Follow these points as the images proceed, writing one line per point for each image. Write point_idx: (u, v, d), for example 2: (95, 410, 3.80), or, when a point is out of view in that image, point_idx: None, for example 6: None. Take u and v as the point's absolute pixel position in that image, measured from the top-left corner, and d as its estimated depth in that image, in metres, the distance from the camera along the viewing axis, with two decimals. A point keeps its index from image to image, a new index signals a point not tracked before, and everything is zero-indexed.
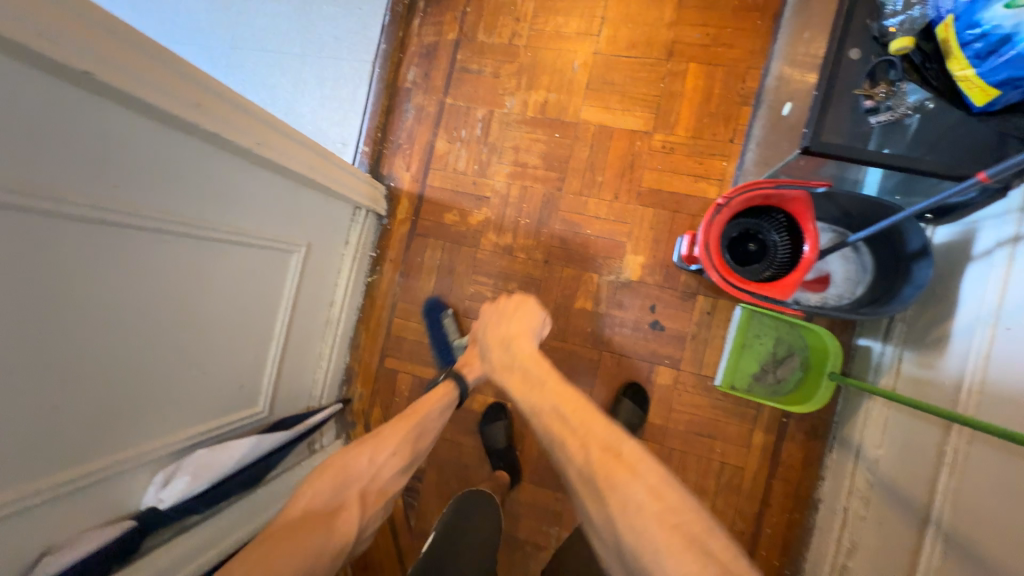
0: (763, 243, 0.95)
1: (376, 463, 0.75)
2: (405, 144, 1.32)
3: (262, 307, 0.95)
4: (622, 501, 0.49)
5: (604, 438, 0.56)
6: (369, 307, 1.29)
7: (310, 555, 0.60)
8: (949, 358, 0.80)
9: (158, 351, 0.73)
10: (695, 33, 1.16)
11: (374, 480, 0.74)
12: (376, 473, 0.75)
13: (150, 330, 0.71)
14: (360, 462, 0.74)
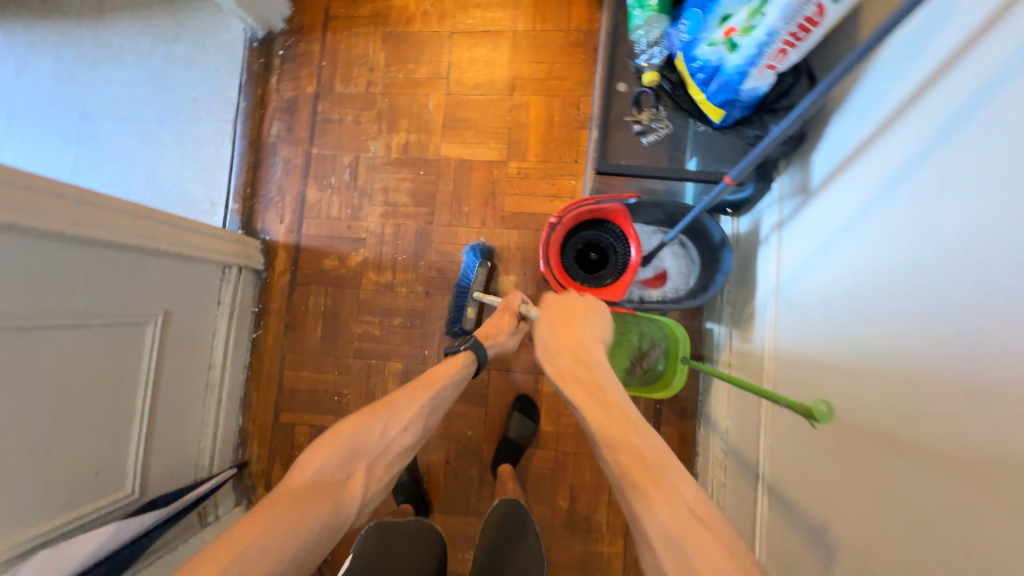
0: (602, 251, 1.04)
1: (387, 437, 0.73)
2: (276, 197, 1.32)
3: (118, 386, 0.91)
4: (662, 509, 0.52)
5: (645, 449, 0.59)
6: (257, 364, 1.27)
7: (302, 537, 0.59)
8: (756, 330, 0.92)
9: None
10: (532, 70, 1.28)
11: (384, 453, 0.73)
12: (386, 446, 0.73)
13: None
14: (372, 436, 0.72)
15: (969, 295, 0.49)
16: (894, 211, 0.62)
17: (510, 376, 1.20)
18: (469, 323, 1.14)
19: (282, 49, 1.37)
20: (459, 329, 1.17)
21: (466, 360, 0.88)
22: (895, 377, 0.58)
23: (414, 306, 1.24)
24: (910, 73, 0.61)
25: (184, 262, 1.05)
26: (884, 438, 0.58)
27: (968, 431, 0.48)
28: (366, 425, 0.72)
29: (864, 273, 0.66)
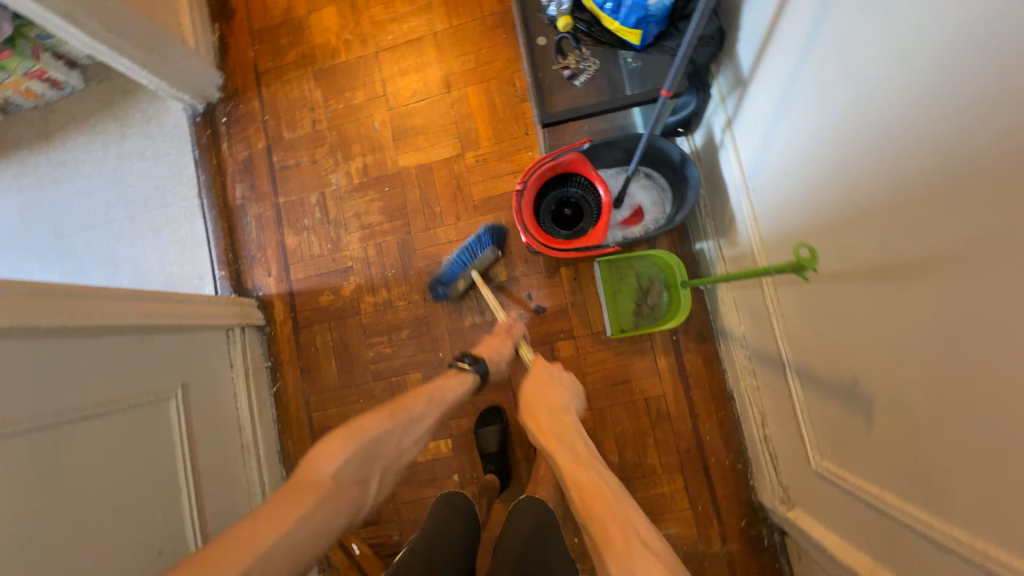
0: (574, 204, 1.06)
1: (401, 446, 0.78)
2: (257, 253, 1.35)
3: (157, 463, 0.93)
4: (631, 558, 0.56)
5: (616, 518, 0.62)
6: (286, 415, 1.29)
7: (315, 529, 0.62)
8: (740, 230, 0.94)
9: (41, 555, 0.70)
10: (461, 63, 1.32)
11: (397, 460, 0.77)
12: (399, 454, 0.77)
13: (26, 534, 0.69)
14: (387, 444, 0.75)
15: (904, 104, 0.51)
16: (820, 64, 0.64)
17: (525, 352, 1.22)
18: (455, 292, 1.20)
19: (225, 116, 1.41)
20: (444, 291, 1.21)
21: (470, 378, 0.93)
22: (868, 211, 0.59)
23: (417, 315, 1.27)
24: None
25: (186, 333, 1.08)
26: (877, 273, 0.59)
27: (942, 228, 0.49)
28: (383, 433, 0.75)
29: (814, 132, 0.68)
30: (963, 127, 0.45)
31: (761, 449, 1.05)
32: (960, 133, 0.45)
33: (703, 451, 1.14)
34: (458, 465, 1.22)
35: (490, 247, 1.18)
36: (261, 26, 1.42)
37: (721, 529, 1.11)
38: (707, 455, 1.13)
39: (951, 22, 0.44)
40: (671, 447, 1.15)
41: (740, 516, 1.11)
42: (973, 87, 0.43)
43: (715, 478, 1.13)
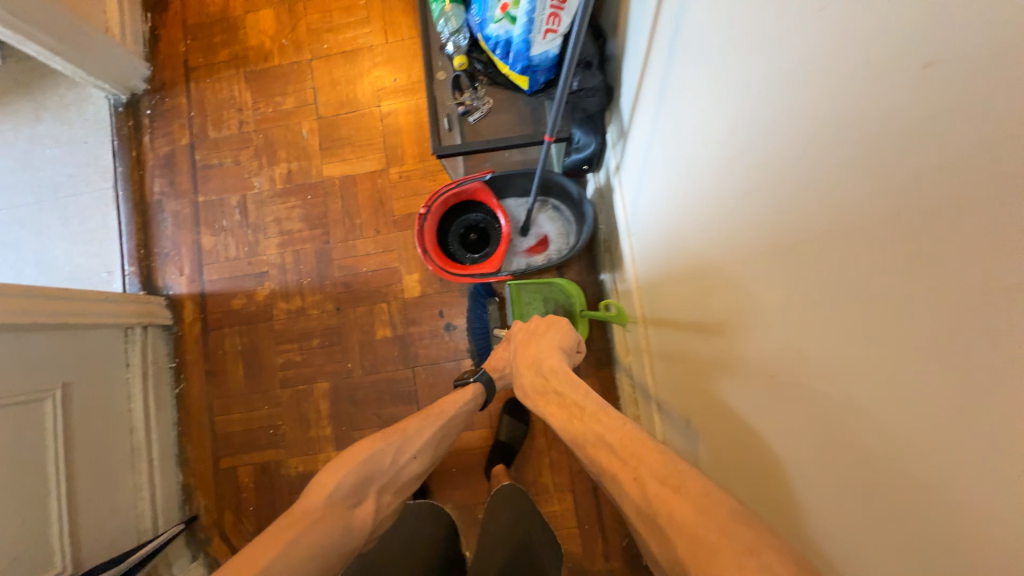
0: (479, 230, 1.10)
1: (398, 462, 0.75)
2: (172, 251, 1.33)
3: (24, 465, 0.90)
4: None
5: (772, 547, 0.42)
6: (186, 418, 1.27)
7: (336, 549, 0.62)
8: (626, 267, 1.01)
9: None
10: (391, 78, 1.34)
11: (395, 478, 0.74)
12: (397, 472, 0.75)
13: None
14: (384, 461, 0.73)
15: (725, 175, 0.58)
16: (666, 135, 0.73)
17: (432, 368, 1.25)
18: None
19: (149, 108, 1.39)
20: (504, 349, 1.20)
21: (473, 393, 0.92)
22: (709, 265, 0.65)
23: (329, 324, 1.28)
24: (643, 22, 0.74)
25: (72, 332, 1.06)
26: (702, 323, 0.69)
27: (738, 291, 0.58)
28: (379, 450, 0.74)
29: (666, 192, 0.77)
30: (744, 213, 0.54)
31: None
32: (745, 215, 0.54)
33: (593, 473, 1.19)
34: None
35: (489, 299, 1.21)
36: (194, 21, 1.41)
37: (604, 549, 1.15)
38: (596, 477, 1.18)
39: (735, 117, 0.53)
40: (564, 467, 1.20)
41: (623, 536, 1.16)
42: (746, 181, 0.53)
43: (602, 499, 1.18)
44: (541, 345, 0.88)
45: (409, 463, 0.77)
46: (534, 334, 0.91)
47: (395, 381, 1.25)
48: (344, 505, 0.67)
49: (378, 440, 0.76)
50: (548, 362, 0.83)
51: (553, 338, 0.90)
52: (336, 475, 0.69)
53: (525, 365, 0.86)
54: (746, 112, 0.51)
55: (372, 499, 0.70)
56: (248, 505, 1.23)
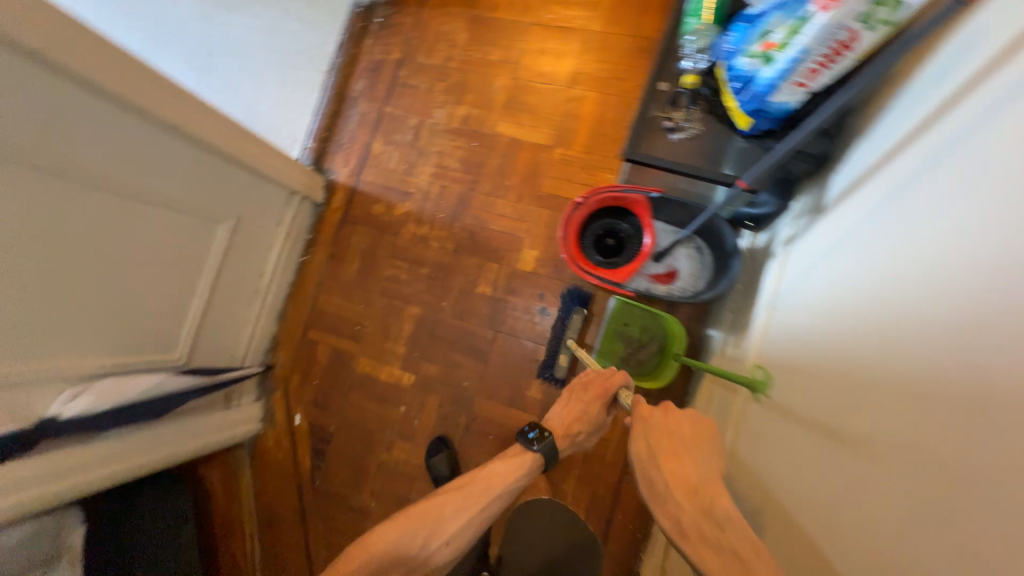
0: (617, 239, 1.11)
1: (429, 548, 0.78)
2: (347, 143, 1.49)
3: (188, 267, 1.09)
4: None
5: None
6: (298, 283, 1.44)
7: None
8: (748, 339, 0.96)
9: (76, 285, 0.85)
10: (595, 67, 1.38)
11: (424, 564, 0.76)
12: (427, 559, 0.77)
13: (76, 266, 0.84)
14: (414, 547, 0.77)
15: (952, 298, 0.50)
16: (873, 232, 0.68)
17: (512, 341, 1.29)
18: (562, 371, 1.23)
19: (381, 18, 1.55)
20: (551, 375, 1.24)
21: (531, 459, 0.95)
22: (869, 380, 0.59)
23: (441, 261, 1.36)
24: (913, 108, 0.67)
25: (259, 180, 1.23)
26: (827, 429, 0.65)
27: (892, 422, 0.54)
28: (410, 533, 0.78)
29: (837, 284, 0.72)
30: (938, 352, 0.50)
31: (661, 539, 1.10)
32: (938, 351, 0.50)
33: (613, 507, 1.18)
34: (408, 400, 1.33)
35: (575, 309, 1.24)
36: None
37: None
38: (614, 513, 1.17)
39: (984, 254, 0.48)
40: (589, 488, 1.20)
41: None
42: (959, 320, 0.49)
43: (609, 535, 1.17)
44: (691, 466, 0.70)
45: (441, 550, 0.79)
46: (681, 445, 0.73)
47: (475, 335, 1.31)
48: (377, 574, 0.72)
49: (414, 520, 0.80)
50: (720, 503, 0.65)
51: (705, 462, 0.71)
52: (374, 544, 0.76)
53: (680, 492, 0.68)
54: (1004, 255, 0.46)
55: None
56: (315, 376, 1.39)
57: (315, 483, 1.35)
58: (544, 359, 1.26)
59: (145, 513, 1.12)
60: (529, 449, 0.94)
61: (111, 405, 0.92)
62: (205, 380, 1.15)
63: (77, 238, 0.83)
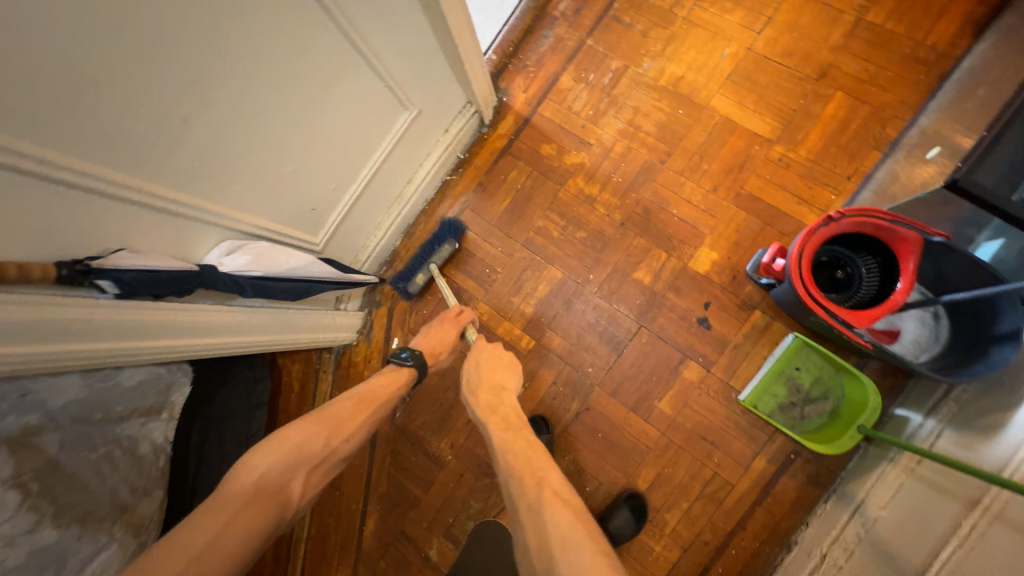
0: (848, 273, 0.93)
1: (329, 448, 0.75)
2: (531, 67, 1.30)
3: (360, 150, 0.96)
4: None
5: None
6: (436, 203, 1.30)
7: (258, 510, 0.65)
8: (993, 446, 0.77)
9: (266, 121, 0.72)
10: (855, 65, 1.15)
11: (324, 464, 0.74)
12: (326, 458, 0.75)
13: (274, 103, 0.71)
14: (315, 446, 0.74)
15: None
16: None
17: (656, 342, 1.14)
18: (413, 287, 1.22)
19: None
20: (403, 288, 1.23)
21: (405, 376, 0.92)
22: None
23: (602, 229, 1.20)
24: None
25: (453, 76, 1.07)
26: None
27: None
28: (311, 437, 0.74)
29: None
30: None
31: None
32: None
33: (716, 556, 1.06)
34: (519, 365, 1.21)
35: (448, 240, 1.24)
36: None
37: None
38: (716, 562, 1.05)
39: None
40: (695, 526, 1.07)
41: None
42: None
43: None
44: (510, 376, 0.94)
45: (341, 450, 0.77)
46: (500, 361, 0.96)
47: (615, 321, 1.17)
48: (273, 486, 0.68)
49: (310, 425, 0.76)
50: (507, 392, 0.90)
51: (514, 376, 0.95)
52: (271, 451, 0.70)
53: (485, 385, 0.92)
54: None
55: (296, 488, 0.70)
56: (425, 306, 1.28)
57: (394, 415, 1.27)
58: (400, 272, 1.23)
59: (238, 387, 1.09)
60: (401, 363, 0.93)
61: (263, 271, 0.81)
62: (339, 276, 1.01)
63: (288, 70, 0.70)
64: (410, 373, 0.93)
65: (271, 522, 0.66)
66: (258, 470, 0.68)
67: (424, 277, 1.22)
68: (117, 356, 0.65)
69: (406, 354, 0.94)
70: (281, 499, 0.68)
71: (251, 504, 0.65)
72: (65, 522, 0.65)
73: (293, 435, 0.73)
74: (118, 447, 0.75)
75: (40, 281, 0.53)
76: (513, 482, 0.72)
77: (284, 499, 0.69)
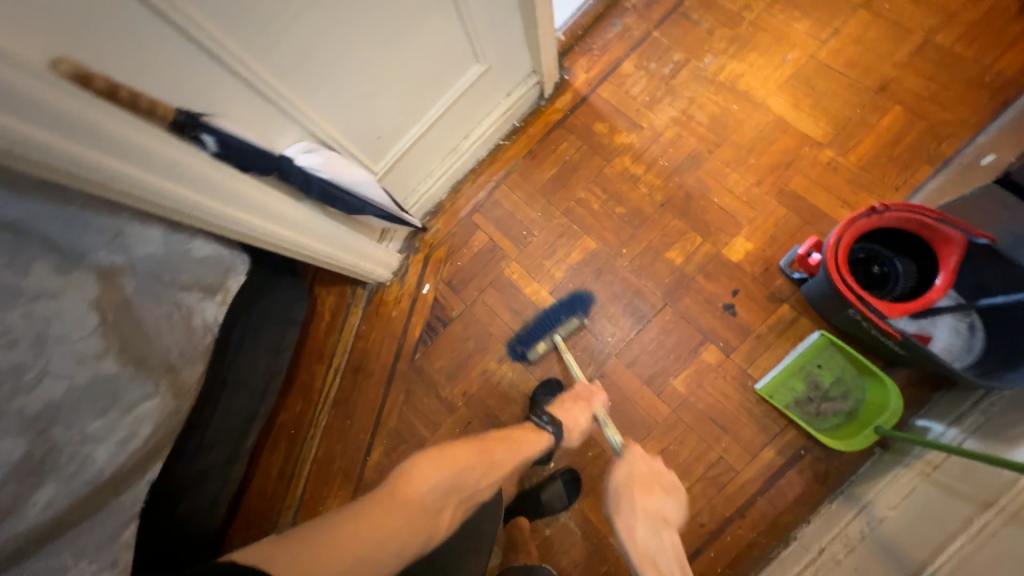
0: (884, 270, 0.94)
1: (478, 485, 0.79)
2: (597, 51, 1.37)
3: (431, 90, 1.03)
4: None
5: None
6: (486, 164, 1.37)
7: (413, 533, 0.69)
8: (1015, 451, 0.76)
9: (361, 38, 0.80)
10: (917, 82, 1.16)
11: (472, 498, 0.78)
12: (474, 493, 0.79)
13: (371, 21, 0.79)
14: (470, 480, 0.78)
15: None
16: None
17: (680, 322, 1.16)
18: (533, 353, 1.20)
19: None
20: (522, 352, 1.22)
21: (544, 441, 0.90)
22: None
23: (642, 208, 1.24)
24: None
25: (525, 41, 1.14)
26: None
27: None
28: (466, 470, 0.78)
29: None
30: None
31: None
32: None
33: (710, 539, 1.05)
34: None
35: (578, 312, 1.20)
36: None
37: None
38: (709, 545, 1.04)
39: None
40: (692, 507, 1.07)
41: None
42: None
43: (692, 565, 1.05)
44: (661, 503, 0.83)
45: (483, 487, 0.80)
46: (659, 480, 0.86)
47: (642, 297, 1.19)
48: (431, 506, 0.73)
49: (468, 457, 0.80)
50: (667, 530, 0.79)
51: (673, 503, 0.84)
52: (432, 473, 0.75)
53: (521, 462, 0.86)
54: None
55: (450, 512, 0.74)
56: (461, 258, 1.33)
57: (414, 356, 1.32)
58: (521, 333, 1.22)
59: (280, 300, 1.16)
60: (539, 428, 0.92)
61: (331, 176, 0.89)
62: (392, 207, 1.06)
63: None
64: (548, 438, 0.91)
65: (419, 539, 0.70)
66: (428, 483, 0.74)
67: (547, 346, 1.19)
68: (200, 211, 0.71)
69: (547, 419, 0.94)
70: (431, 518, 0.72)
71: (410, 514, 0.70)
72: (125, 359, 0.72)
73: (452, 456, 0.78)
74: (178, 311, 0.81)
75: (158, 121, 0.62)
76: None
77: (433, 528, 0.72)
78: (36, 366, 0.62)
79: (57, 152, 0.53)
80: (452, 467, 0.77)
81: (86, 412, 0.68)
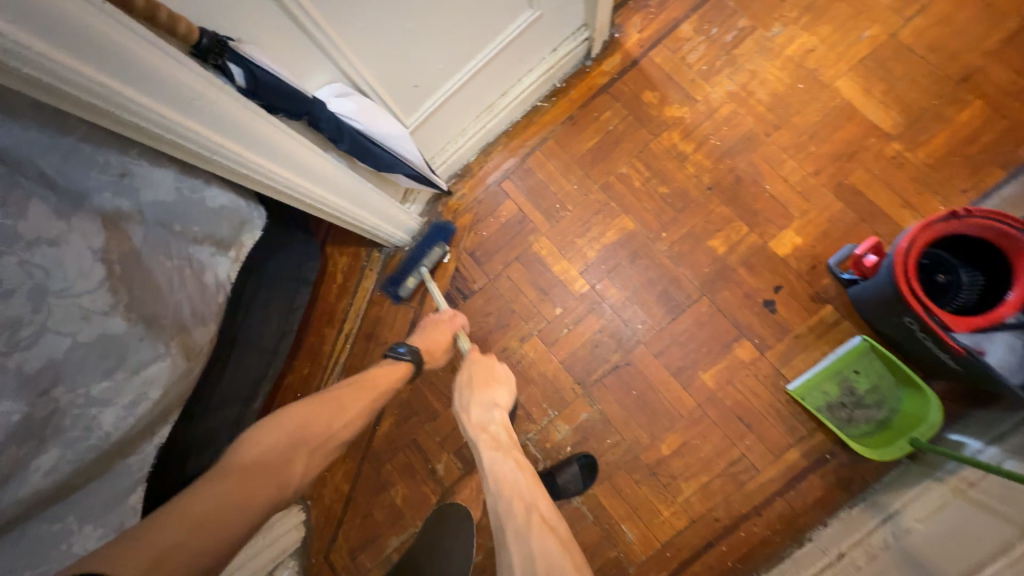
0: (947, 279, 0.88)
1: (329, 427, 0.73)
2: (653, 8, 1.23)
3: (476, 35, 0.91)
4: None
5: None
6: (522, 127, 1.26)
7: (256, 496, 0.62)
8: None
9: None
10: (1004, 75, 1.06)
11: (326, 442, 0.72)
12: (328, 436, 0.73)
13: None
14: (316, 426, 0.72)
15: None
16: None
17: (715, 315, 1.11)
18: (404, 290, 1.21)
19: None
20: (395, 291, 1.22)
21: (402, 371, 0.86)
22: None
23: (686, 189, 1.16)
24: None
25: None
26: None
27: None
28: (311, 421, 0.71)
29: None
30: None
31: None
32: None
33: (723, 534, 1.04)
34: (569, 306, 1.17)
35: (438, 243, 1.21)
36: None
37: None
38: (722, 540, 1.04)
39: None
40: (708, 501, 1.06)
41: None
42: None
43: (702, 556, 1.04)
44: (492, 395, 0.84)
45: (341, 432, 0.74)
46: (493, 373, 0.88)
47: (676, 284, 1.13)
48: (271, 463, 0.66)
49: (311, 409, 0.73)
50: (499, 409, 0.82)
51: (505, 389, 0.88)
52: (265, 435, 0.68)
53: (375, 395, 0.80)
54: None
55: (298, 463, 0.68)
56: (487, 227, 1.25)
57: None
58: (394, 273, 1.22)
59: (294, 258, 1.08)
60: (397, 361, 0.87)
61: (365, 126, 0.80)
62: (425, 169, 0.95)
63: None
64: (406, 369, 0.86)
65: (270, 502, 0.64)
66: (258, 448, 0.67)
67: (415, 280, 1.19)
68: (221, 157, 0.62)
69: (402, 350, 0.88)
70: (277, 478, 0.66)
71: (248, 481, 0.63)
72: (133, 317, 0.65)
73: (294, 411, 0.72)
74: (189, 266, 0.74)
75: (180, 39, 0.54)
76: (499, 502, 0.67)
77: (281, 482, 0.66)
78: (35, 321, 0.56)
79: (59, 72, 0.44)
80: (279, 429, 0.69)
81: (89, 372, 0.61)
